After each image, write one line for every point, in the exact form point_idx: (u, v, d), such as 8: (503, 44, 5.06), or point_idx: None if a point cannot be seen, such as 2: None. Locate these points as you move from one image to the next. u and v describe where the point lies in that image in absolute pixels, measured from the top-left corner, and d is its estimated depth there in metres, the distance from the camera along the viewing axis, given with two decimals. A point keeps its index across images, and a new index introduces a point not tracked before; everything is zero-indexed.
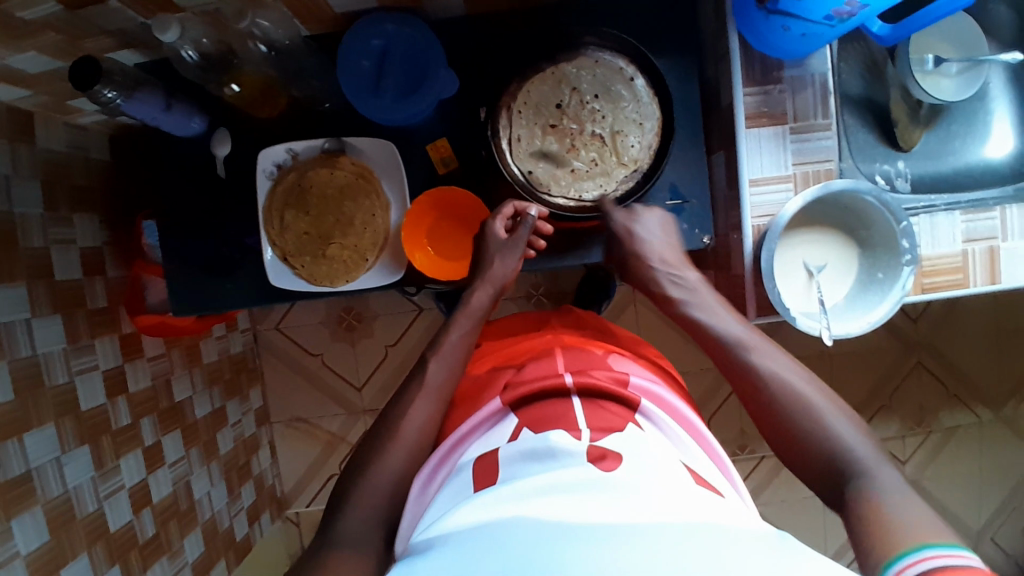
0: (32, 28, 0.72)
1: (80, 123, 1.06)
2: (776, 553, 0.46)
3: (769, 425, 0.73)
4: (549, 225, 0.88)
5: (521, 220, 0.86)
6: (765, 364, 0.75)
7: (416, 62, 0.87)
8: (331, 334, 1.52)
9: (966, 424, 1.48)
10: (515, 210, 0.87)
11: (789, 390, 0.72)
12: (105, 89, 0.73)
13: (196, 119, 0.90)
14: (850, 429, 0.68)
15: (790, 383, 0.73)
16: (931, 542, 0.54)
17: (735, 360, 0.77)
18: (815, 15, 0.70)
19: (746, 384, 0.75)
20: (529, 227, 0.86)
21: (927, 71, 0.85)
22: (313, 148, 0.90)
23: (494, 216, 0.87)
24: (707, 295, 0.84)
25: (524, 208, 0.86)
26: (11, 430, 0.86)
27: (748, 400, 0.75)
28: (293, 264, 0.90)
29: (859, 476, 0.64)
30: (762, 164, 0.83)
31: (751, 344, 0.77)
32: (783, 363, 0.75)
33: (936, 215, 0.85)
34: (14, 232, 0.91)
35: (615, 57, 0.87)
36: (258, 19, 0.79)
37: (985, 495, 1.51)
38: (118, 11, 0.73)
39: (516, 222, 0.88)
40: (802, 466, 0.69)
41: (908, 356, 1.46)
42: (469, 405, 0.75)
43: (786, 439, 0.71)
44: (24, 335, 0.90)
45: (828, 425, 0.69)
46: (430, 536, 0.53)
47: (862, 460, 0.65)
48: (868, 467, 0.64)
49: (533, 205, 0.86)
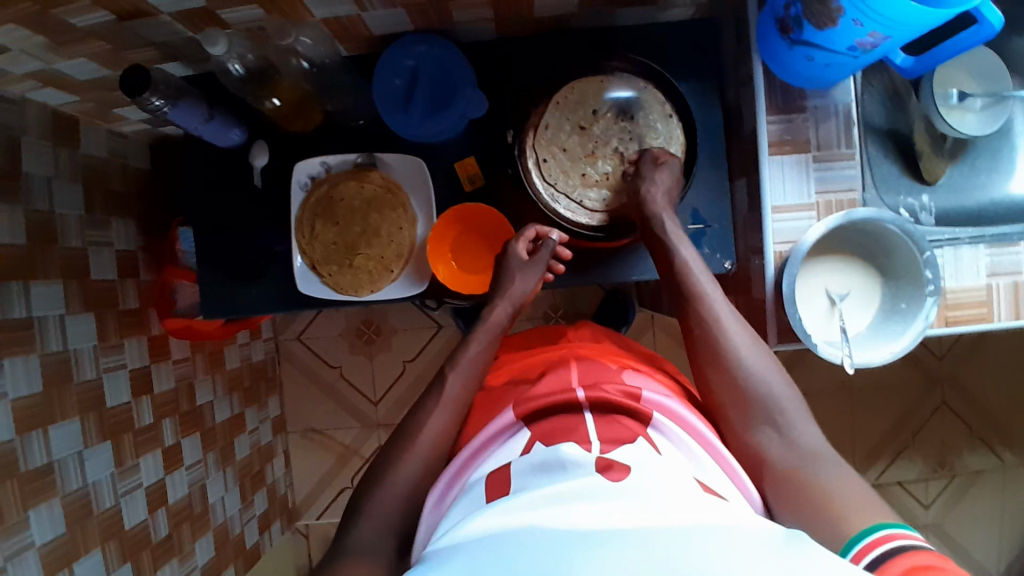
0: (84, 37, 0.76)
1: (123, 131, 1.12)
2: (782, 555, 0.46)
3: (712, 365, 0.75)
4: (569, 251, 0.90)
5: (542, 244, 0.89)
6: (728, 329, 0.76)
7: (444, 80, 0.91)
8: (350, 346, 1.54)
9: (990, 468, 1.44)
10: (537, 234, 0.89)
11: (735, 337, 0.75)
12: (152, 97, 0.77)
13: (235, 130, 0.93)
14: (775, 375, 0.73)
15: (741, 339, 0.75)
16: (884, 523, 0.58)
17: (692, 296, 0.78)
18: (838, 46, 0.71)
19: (703, 334, 0.76)
20: (549, 250, 0.88)
21: (951, 105, 0.86)
22: (345, 162, 0.93)
23: (516, 238, 0.89)
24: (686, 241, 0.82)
25: (545, 232, 0.89)
26: (36, 422, 0.88)
27: (699, 351, 0.76)
28: (321, 272, 0.92)
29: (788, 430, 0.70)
30: (784, 192, 0.84)
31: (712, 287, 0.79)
32: (744, 329, 0.76)
33: (960, 248, 0.84)
34: (54, 230, 0.95)
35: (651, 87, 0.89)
36: (301, 37, 0.82)
37: (1009, 544, 1.46)
38: (166, 24, 0.78)
39: (537, 245, 0.90)
40: (723, 408, 0.73)
41: (931, 396, 1.43)
42: (483, 419, 0.76)
43: (725, 390, 0.73)
44: (56, 330, 0.93)
45: (766, 378, 0.73)
46: (444, 545, 0.54)
47: (791, 414, 0.71)
48: (793, 422, 0.70)
49: (555, 230, 0.89)
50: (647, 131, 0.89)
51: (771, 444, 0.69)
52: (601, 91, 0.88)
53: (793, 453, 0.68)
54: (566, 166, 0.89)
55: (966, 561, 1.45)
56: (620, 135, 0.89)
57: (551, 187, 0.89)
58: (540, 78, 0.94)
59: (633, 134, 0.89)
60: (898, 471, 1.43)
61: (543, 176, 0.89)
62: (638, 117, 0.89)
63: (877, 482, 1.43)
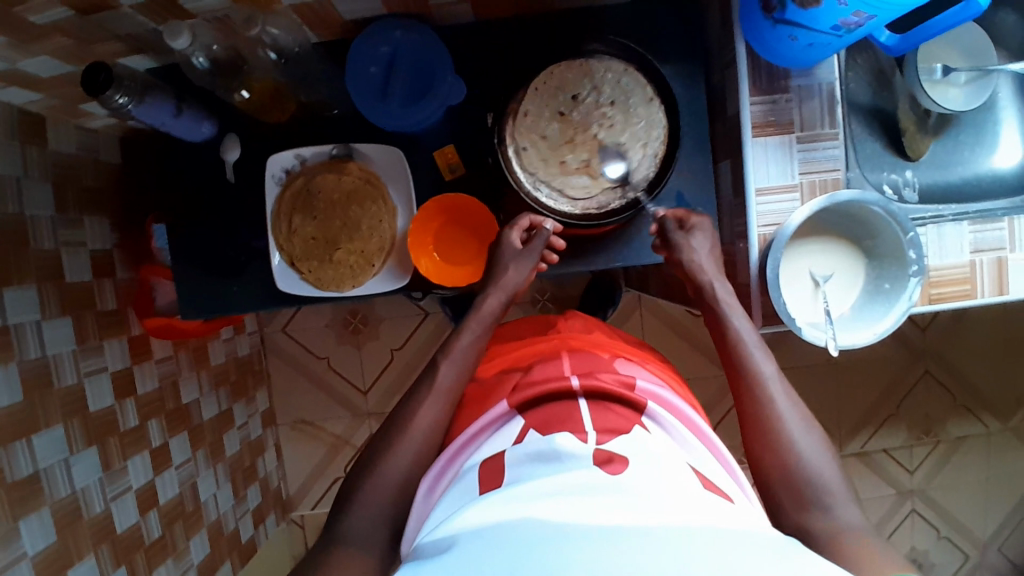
0: (43, 33, 0.73)
1: (91, 126, 1.08)
2: (782, 558, 0.47)
3: (758, 436, 0.73)
4: (562, 242, 0.88)
5: (536, 233, 0.87)
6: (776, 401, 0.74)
7: (424, 68, 0.88)
8: (337, 337, 1.52)
9: (973, 434, 1.47)
10: (531, 223, 0.87)
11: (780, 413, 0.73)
12: (116, 95, 0.74)
13: (206, 124, 0.90)
14: (823, 453, 0.70)
15: (788, 418, 0.72)
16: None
17: (739, 363, 0.78)
18: (822, 26, 0.70)
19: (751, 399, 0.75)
20: (543, 240, 0.86)
21: (935, 80, 0.85)
22: (321, 154, 0.91)
23: (509, 227, 0.87)
24: (737, 311, 0.82)
25: (539, 221, 0.87)
26: (19, 430, 0.87)
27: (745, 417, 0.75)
28: (301, 268, 0.90)
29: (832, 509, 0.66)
30: (768, 174, 0.83)
31: (762, 357, 0.78)
32: (794, 405, 0.74)
33: (943, 226, 0.84)
34: (25, 234, 0.92)
35: (637, 73, 0.87)
36: (268, 27, 0.79)
37: (991, 506, 1.50)
38: (130, 17, 0.75)
39: (531, 235, 0.88)
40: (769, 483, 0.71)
41: (915, 366, 1.45)
42: (472, 415, 0.75)
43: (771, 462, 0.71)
44: (34, 336, 0.91)
45: (812, 458, 0.69)
46: (438, 538, 0.54)
47: (835, 494, 0.67)
48: (837, 502, 0.66)
49: (548, 220, 0.87)
50: (631, 119, 0.86)
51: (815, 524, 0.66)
52: (582, 76, 0.86)
53: (835, 533, 0.64)
54: (545, 153, 0.86)
55: (949, 524, 1.49)
56: (602, 122, 0.86)
57: (528, 174, 0.87)
58: (520, 63, 0.91)
59: (616, 122, 0.86)
60: (883, 441, 1.46)
61: (521, 163, 0.87)
62: (622, 104, 0.86)
63: (863, 451, 1.46)
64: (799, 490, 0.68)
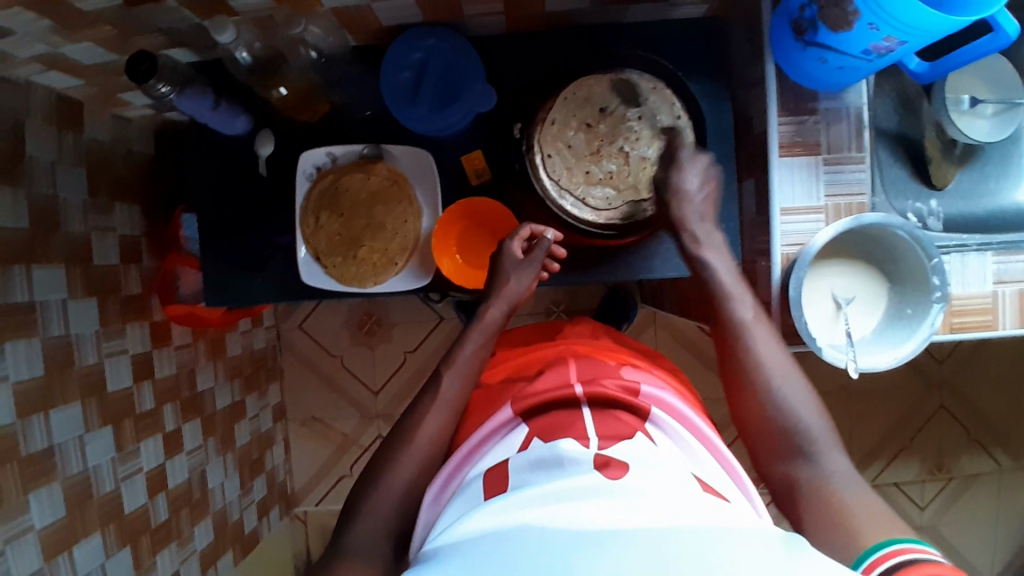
0: (93, 21, 0.76)
1: (128, 116, 1.11)
2: (782, 558, 0.47)
3: (745, 387, 0.77)
4: (563, 250, 0.89)
5: (537, 243, 0.88)
6: (763, 352, 0.77)
7: (454, 74, 0.90)
8: (351, 336, 1.54)
9: (986, 472, 1.45)
10: (532, 232, 0.88)
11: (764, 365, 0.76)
12: (159, 83, 0.76)
13: (241, 119, 0.93)
14: (809, 405, 0.74)
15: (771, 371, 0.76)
16: (896, 539, 0.59)
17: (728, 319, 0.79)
18: (853, 50, 0.71)
19: (735, 356, 0.78)
20: (545, 249, 0.87)
21: (962, 110, 0.85)
22: (351, 153, 0.93)
23: (511, 236, 0.88)
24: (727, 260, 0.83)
25: (541, 231, 0.88)
26: (37, 406, 0.88)
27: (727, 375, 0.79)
28: (325, 263, 0.92)
29: (818, 457, 0.71)
30: (793, 193, 0.83)
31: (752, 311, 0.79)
32: (780, 354, 0.77)
33: (967, 254, 0.84)
34: (58, 215, 0.95)
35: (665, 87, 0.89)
36: (310, 27, 0.83)
37: (1003, 547, 1.47)
38: (175, 11, 0.77)
39: (532, 244, 0.89)
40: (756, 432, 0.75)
41: (930, 399, 1.43)
42: (478, 419, 0.76)
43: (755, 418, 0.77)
44: (58, 314, 0.93)
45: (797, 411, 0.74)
46: (439, 544, 0.55)
47: (820, 443, 0.72)
48: (823, 449, 0.72)
49: (550, 229, 0.88)
50: (656, 133, 0.88)
51: (800, 471, 0.71)
52: (609, 88, 0.88)
53: (820, 479, 0.70)
54: (569, 161, 0.88)
55: (960, 563, 1.46)
56: (628, 135, 0.87)
57: (552, 180, 0.88)
58: (550, 73, 0.93)
59: (641, 135, 0.87)
60: (895, 473, 1.44)
61: (546, 169, 0.88)
62: (649, 118, 0.87)
63: (874, 484, 1.44)
64: (786, 440, 0.73)
